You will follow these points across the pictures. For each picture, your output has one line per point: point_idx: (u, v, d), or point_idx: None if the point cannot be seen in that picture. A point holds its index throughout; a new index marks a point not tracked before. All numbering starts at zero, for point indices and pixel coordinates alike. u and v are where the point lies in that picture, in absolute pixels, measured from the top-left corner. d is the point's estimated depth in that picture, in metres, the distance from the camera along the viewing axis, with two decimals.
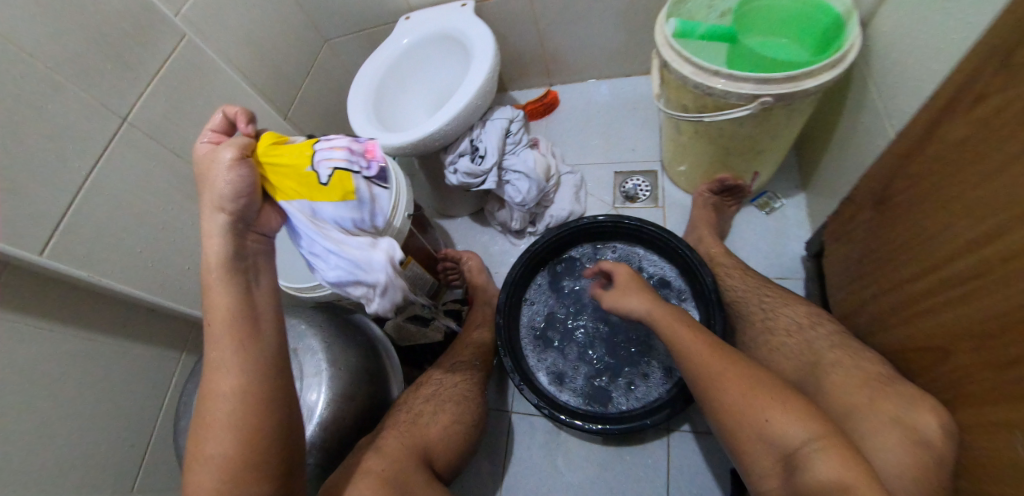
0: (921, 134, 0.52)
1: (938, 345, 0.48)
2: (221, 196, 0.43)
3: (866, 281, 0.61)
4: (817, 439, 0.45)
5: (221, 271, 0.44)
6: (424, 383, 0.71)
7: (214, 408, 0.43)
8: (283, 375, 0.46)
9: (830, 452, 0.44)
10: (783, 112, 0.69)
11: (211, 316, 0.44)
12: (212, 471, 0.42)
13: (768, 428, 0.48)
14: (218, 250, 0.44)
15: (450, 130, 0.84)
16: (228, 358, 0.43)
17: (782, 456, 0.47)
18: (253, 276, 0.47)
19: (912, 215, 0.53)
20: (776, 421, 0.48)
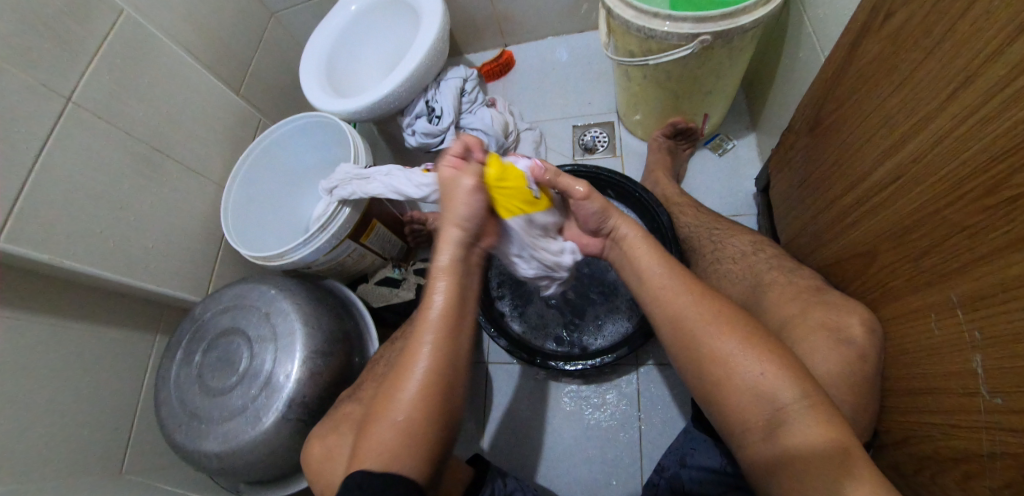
0: (842, 57, 0.54)
1: (864, 252, 0.52)
2: (463, 214, 0.51)
3: (806, 204, 0.65)
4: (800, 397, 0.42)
5: (451, 278, 0.50)
6: (399, 337, 0.73)
7: (398, 397, 0.46)
8: (449, 377, 0.48)
9: (812, 412, 0.41)
10: (724, 50, 0.71)
11: (425, 312, 0.49)
12: (380, 446, 0.44)
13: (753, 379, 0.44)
14: (449, 255, 0.51)
15: (404, 92, 0.85)
16: (428, 350, 0.47)
17: (764, 399, 0.43)
18: (472, 276, 0.53)
19: (839, 134, 0.56)
20: (766, 377, 0.44)
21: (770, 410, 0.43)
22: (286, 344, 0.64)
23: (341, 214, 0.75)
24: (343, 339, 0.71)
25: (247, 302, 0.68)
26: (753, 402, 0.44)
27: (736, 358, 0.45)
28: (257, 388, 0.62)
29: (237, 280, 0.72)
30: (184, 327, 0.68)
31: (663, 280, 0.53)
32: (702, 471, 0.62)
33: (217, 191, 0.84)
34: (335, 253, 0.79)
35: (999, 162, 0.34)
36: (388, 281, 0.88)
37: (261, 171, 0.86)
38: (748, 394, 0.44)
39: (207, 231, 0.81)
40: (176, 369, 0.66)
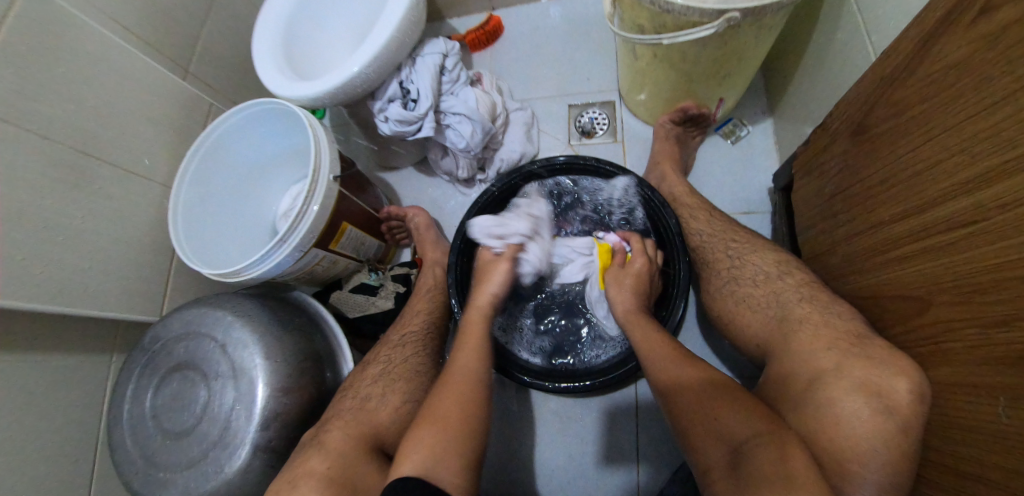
0: (910, 52, 0.43)
1: (914, 296, 0.44)
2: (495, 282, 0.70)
3: (839, 220, 0.56)
4: (760, 435, 0.42)
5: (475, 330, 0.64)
6: (371, 361, 0.65)
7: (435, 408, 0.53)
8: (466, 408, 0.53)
9: (765, 447, 0.40)
10: (752, 29, 0.59)
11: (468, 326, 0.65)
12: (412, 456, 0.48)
13: (716, 424, 0.45)
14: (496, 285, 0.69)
15: (373, 73, 0.72)
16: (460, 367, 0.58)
17: (734, 449, 0.42)
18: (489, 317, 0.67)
19: (894, 147, 0.46)
20: (727, 420, 0.44)
21: (733, 453, 0.42)
22: (246, 382, 0.57)
23: (305, 222, 0.66)
24: (312, 364, 0.64)
25: (200, 330, 0.60)
26: (713, 445, 0.44)
27: (709, 406, 0.46)
28: (218, 431, 0.56)
29: (190, 301, 0.64)
30: (135, 358, 0.61)
31: (654, 345, 0.57)
32: None
33: (164, 192, 0.73)
34: (302, 263, 0.70)
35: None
36: (364, 288, 0.79)
37: (213, 166, 0.74)
38: (712, 441, 0.44)
39: (156, 240, 0.72)
40: (129, 407, 0.59)
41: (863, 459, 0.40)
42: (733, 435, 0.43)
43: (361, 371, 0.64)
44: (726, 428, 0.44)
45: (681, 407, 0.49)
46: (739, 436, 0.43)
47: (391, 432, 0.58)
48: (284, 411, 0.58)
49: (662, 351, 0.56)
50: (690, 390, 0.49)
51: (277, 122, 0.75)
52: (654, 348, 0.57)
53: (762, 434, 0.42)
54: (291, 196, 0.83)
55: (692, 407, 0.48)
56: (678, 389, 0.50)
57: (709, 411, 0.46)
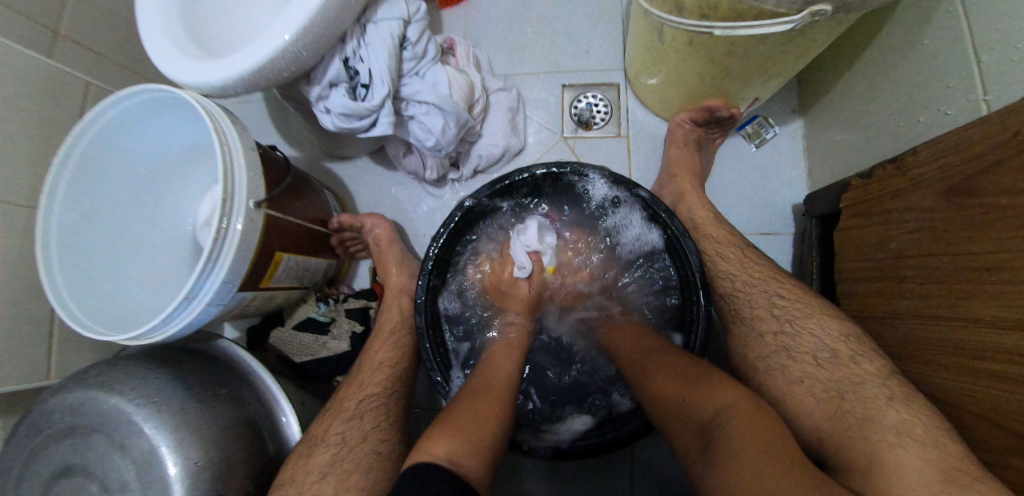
0: None
1: (1018, 432, 0.34)
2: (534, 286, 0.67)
3: (907, 290, 0.45)
4: (731, 407, 0.39)
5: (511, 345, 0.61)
6: (321, 440, 0.51)
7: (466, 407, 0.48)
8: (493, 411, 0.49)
9: (744, 422, 0.37)
10: (829, 25, 0.43)
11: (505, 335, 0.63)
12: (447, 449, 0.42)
13: (685, 405, 0.42)
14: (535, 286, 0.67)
15: (305, 50, 0.53)
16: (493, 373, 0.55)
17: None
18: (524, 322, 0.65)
19: (1018, 231, 0.34)
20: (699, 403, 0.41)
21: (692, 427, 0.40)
22: (154, 494, 0.44)
23: (221, 265, 0.50)
24: (244, 446, 0.51)
25: (88, 424, 0.46)
26: (686, 434, 0.41)
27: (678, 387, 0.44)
28: None
29: (73, 376, 0.49)
30: (10, 458, 0.47)
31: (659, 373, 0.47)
32: None
33: (28, 214, 0.54)
34: (224, 310, 0.55)
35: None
36: (310, 325, 0.64)
37: (91, 177, 0.56)
38: (684, 430, 0.41)
39: (24, 280, 0.53)
40: None
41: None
42: (705, 417, 0.39)
43: (307, 454, 0.50)
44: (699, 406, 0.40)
45: (654, 396, 0.45)
46: (705, 412, 0.40)
47: None
48: None
49: (645, 351, 0.51)
50: (665, 375, 0.46)
51: (179, 112, 0.56)
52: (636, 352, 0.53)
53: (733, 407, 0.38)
54: (210, 205, 0.65)
55: (664, 397, 0.44)
56: (653, 379, 0.47)
57: (677, 391, 0.43)
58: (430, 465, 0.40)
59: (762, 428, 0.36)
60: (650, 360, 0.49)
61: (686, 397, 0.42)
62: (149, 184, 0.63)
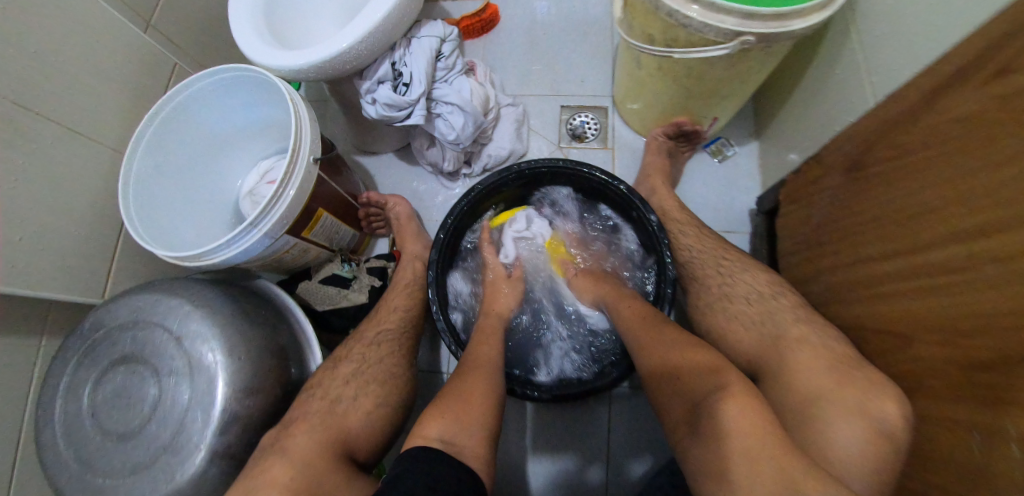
0: (920, 98, 0.44)
1: (899, 333, 0.46)
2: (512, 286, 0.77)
3: (824, 251, 0.58)
4: (720, 390, 0.40)
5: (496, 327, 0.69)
6: (344, 358, 0.61)
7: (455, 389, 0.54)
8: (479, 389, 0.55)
9: (730, 403, 0.38)
10: (760, 54, 0.59)
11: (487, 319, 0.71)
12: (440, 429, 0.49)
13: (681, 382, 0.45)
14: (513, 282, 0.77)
15: (365, 50, 0.67)
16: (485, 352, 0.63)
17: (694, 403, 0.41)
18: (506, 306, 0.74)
19: (889, 188, 0.47)
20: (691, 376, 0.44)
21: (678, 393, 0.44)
22: (205, 380, 0.52)
23: (280, 205, 0.61)
24: (278, 361, 0.59)
25: (151, 319, 0.54)
26: (673, 400, 0.45)
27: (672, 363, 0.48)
28: (169, 434, 0.50)
29: (137, 285, 0.57)
30: (71, 348, 0.54)
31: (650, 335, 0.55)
32: None
33: (116, 158, 0.65)
34: (270, 250, 0.64)
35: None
36: (335, 280, 0.74)
37: (174, 135, 0.66)
38: (674, 405, 0.44)
39: (104, 209, 0.63)
40: (63, 403, 0.52)
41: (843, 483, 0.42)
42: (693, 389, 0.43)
43: (332, 367, 0.60)
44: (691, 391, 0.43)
45: (657, 373, 0.49)
46: (693, 383, 0.43)
47: (360, 436, 0.55)
48: (247, 411, 0.53)
49: (645, 326, 0.56)
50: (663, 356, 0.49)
51: (257, 92, 0.67)
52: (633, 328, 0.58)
53: (723, 385, 0.40)
54: (256, 178, 0.75)
55: (662, 373, 0.48)
56: (653, 358, 0.51)
57: (672, 366, 0.47)
58: (424, 448, 0.46)
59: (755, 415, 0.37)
60: (650, 341, 0.53)
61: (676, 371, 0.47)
62: (208, 152, 0.72)
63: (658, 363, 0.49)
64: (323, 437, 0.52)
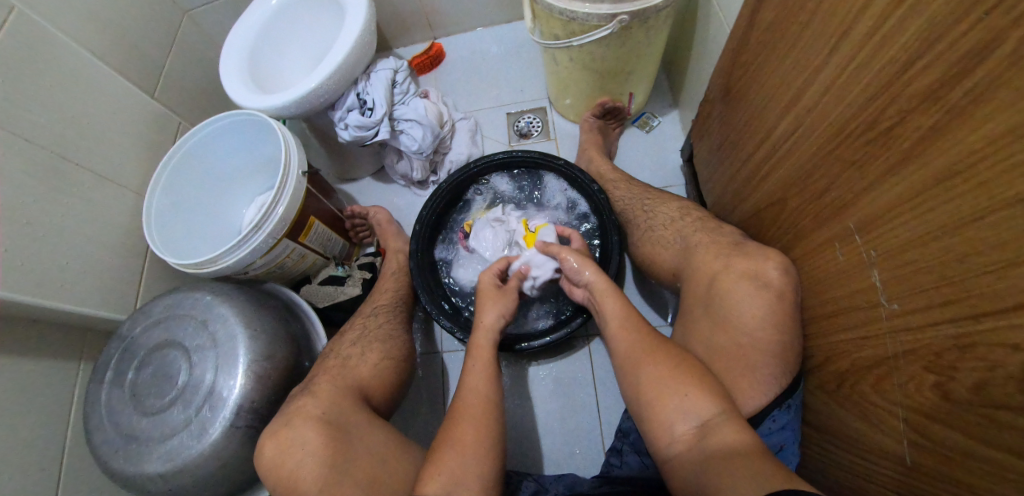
0: (745, 25, 0.59)
1: (777, 200, 0.57)
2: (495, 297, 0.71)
3: (725, 168, 0.70)
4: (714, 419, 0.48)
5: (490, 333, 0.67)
6: (348, 328, 0.70)
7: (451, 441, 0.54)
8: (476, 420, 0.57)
9: (730, 426, 0.47)
10: (640, 29, 0.75)
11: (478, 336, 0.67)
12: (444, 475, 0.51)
13: (684, 406, 0.49)
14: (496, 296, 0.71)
15: (333, 84, 0.82)
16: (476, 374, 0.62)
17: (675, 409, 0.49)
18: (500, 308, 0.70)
19: (746, 97, 0.61)
20: (692, 403, 0.49)
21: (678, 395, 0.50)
22: (229, 351, 0.61)
23: (278, 211, 0.73)
24: (289, 339, 0.69)
25: (179, 311, 0.64)
26: (682, 418, 0.49)
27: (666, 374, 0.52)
28: (200, 400, 0.58)
29: (165, 291, 0.67)
30: (111, 347, 0.63)
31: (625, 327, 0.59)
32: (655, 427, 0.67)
33: (136, 200, 0.77)
34: (273, 254, 0.76)
35: (868, 102, 0.40)
36: (332, 279, 0.85)
37: (185, 174, 0.79)
38: (679, 417, 0.49)
39: (130, 241, 0.75)
40: (107, 393, 0.60)
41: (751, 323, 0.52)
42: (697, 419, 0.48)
43: (339, 337, 0.69)
44: (699, 403, 0.49)
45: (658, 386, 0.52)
46: (698, 414, 0.48)
47: (372, 383, 0.63)
48: (266, 374, 0.62)
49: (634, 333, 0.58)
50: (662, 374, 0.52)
51: (250, 131, 0.81)
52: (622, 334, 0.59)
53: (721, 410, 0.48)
54: (256, 208, 0.88)
55: (659, 384, 0.52)
56: (645, 375, 0.53)
57: (663, 356, 0.54)
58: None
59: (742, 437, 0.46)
60: (637, 341, 0.57)
61: (676, 388, 0.51)
62: (204, 191, 0.83)
63: (657, 380, 0.52)
64: (346, 386, 0.60)
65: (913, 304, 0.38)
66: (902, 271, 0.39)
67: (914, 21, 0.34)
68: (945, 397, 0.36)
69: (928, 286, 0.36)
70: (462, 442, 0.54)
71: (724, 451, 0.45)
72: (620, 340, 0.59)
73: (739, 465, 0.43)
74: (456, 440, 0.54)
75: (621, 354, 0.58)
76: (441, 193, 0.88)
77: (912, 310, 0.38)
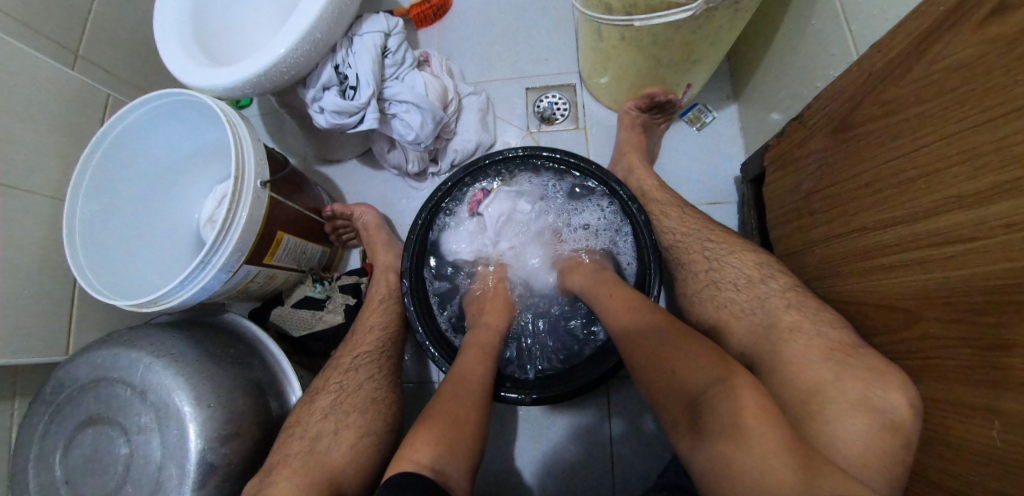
0: (907, 46, 0.39)
1: (901, 307, 0.42)
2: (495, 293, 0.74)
3: (815, 222, 0.54)
4: (715, 384, 0.39)
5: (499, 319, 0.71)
6: (322, 389, 0.58)
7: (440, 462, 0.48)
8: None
9: None
10: (729, 10, 0.53)
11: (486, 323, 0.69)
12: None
13: (688, 398, 0.41)
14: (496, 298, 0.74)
15: (303, 56, 0.62)
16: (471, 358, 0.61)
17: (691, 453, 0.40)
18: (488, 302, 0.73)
19: (879, 148, 0.43)
20: (699, 375, 0.41)
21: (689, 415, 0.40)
22: (176, 434, 0.49)
23: (232, 236, 0.57)
24: (255, 401, 0.57)
25: (112, 375, 0.51)
26: None
27: (678, 366, 0.43)
28: (143, 494, 0.48)
29: (98, 340, 0.55)
30: (34, 414, 0.52)
31: None
32: None
33: (56, 206, 0.61)
34: (233, 281, 0.61)
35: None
36: (308, 303, 0.72)
37: (115, 173, 0.62)
38: None
39: (53, 260, 0.60)
40: (36, 473, 0.50)
41: (847, 453, 0.38)
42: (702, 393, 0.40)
43: (310, 401, 0.57)
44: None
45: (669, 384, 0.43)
46: (701, 394, 0.39)
47: (348, 473, 0.51)
48: (224, 459, 0.51)
49: (661, 323, 0.49)
50: (682, 365, 0.43)
51: (199, 116, 0.63)
52: (640, 320, 0.52)
53: (719, 381, 0.39)
54: (213, 207, 0.71)
55: (672, 395, 0.43)
56: (663, 366, 0.45)
57: None
58: (407, 475, 0.43)
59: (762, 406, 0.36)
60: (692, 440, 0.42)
61: (692, 372, 0.41)
62: (147, 191, 0.67)
63: (672, 379, 0.43)
64: (321, 486, 0.49)
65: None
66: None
67: None
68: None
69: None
70: (454, 433, 0.50)
71: (722, 444, 0.36)
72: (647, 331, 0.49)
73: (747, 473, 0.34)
74: (446, 419, 0.52)
75: (643, 336, 0.49)
76: (437, 196, 0.72)
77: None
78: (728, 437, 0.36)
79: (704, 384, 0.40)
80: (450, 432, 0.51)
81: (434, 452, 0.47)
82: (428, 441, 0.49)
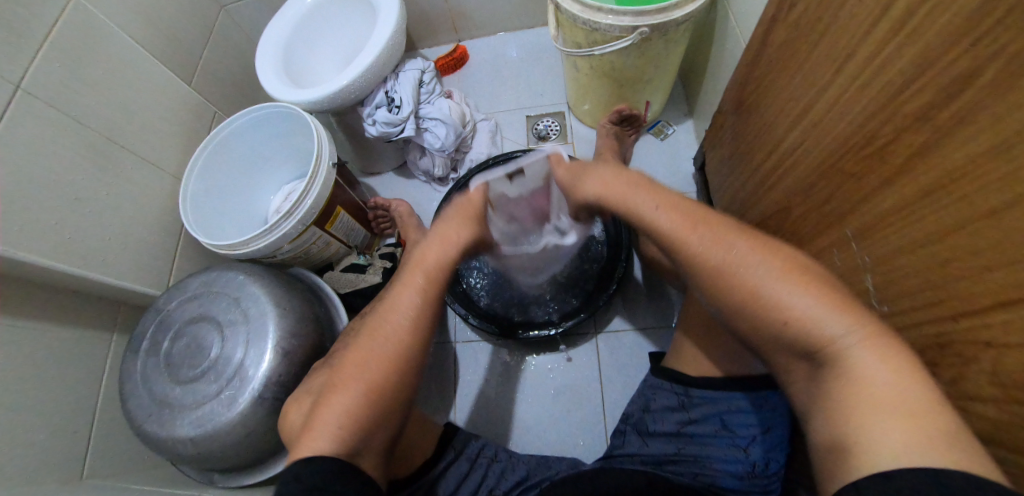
0: (759, 43, 0.62)
1: (782, 208, 0.61)
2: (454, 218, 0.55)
3: (735, 176, 0.74)
4: (855, 332, 0.35)
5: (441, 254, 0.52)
6: (369, 311, 0.75)
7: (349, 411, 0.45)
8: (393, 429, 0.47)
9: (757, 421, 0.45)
10: (659, 41, 0.78)
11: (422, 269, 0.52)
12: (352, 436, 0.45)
13: (805, 344, 0.37)
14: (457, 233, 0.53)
15: (364, 81, 0.87)
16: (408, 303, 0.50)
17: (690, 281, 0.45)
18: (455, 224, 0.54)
19: (757, 109, 0.64)
20: (810, 307, 0.37)
21: (812, 361, 0.37)
22: (260, 327, 0.65)
23: (309, 199, 0.77)
24: (314, 320, 0.73)
25: (212, 289, 0.69)
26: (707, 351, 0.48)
27: (774, 289, 0.38)
28: (230, 371, 0.63)
29: (202, 269, 0.72)
30: (147, 319, 0.68)
31: None
32: (663, 441, 0.60)
33: (173, 184, 0.82)
34: (301, 241, 0.80)
35: (897, 100, 0.39)
36: (354, 267, 0.90)
37: (220, 161, 0.84)
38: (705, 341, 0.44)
39: (166, 221, 0.80)
40: (144, 362, 0.65)
41: None
42: (850, 350, 0.35)
43: (359, 319, 0.73)
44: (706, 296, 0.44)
45: (748, 324, 0.40)
46: (836, 348, 0.36)
47: None
48: (292, 351, 0.66)
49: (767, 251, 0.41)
50: (796, 303, 0.37)
51: (284, 124, 0.86)
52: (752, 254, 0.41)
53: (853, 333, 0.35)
54: (284, 195, 0.93)
55: (765, 339, 0.40)
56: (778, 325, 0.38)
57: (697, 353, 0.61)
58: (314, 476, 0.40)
59: (899, 360, 0.34)
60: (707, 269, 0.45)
61: (824, 325, 0.36)
62: (238, 179, 0.89)
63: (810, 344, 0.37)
64: None
65: (984, 337, 0.34)
66: (963, 263, 0.34)
67: (909, 47, 0.37)
68: (945, 385, 0.38)
69: (1009, 287, 0.31)
70: (361, 397, 0.46)
71: (840, 394, 0.35)
72: (763, 273, 0.39)
73: (860, 419, 0.33)
74: (358, 391, 0.46)
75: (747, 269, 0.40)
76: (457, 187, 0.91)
77: (977, 315, 0.34)
78: (854, 391, 0.34)
79: (842, 338, 0.35)
80: (362, 397, 0.46)
81: (338, 443, 0.44)
82: (329, 420, 0.45)
